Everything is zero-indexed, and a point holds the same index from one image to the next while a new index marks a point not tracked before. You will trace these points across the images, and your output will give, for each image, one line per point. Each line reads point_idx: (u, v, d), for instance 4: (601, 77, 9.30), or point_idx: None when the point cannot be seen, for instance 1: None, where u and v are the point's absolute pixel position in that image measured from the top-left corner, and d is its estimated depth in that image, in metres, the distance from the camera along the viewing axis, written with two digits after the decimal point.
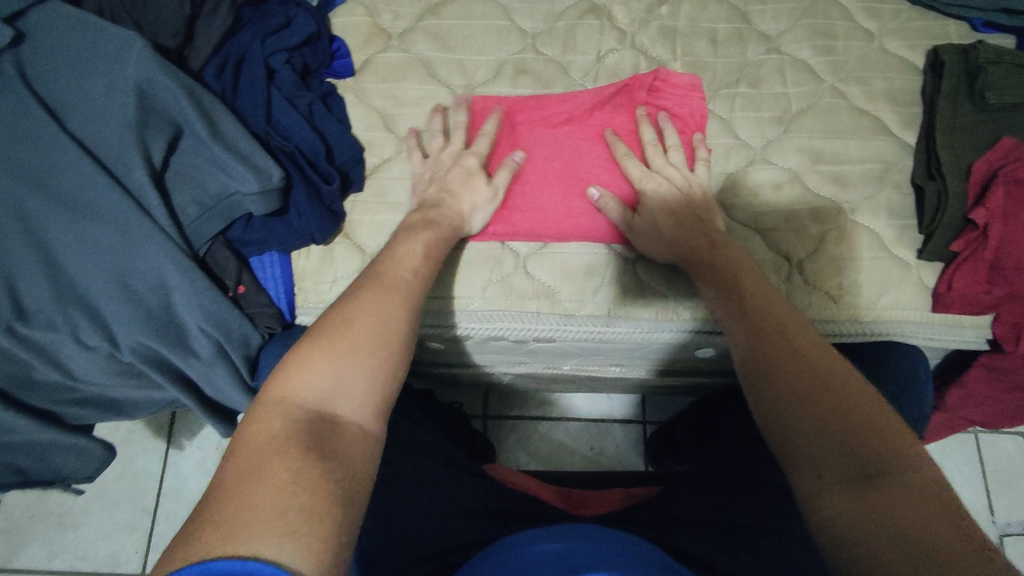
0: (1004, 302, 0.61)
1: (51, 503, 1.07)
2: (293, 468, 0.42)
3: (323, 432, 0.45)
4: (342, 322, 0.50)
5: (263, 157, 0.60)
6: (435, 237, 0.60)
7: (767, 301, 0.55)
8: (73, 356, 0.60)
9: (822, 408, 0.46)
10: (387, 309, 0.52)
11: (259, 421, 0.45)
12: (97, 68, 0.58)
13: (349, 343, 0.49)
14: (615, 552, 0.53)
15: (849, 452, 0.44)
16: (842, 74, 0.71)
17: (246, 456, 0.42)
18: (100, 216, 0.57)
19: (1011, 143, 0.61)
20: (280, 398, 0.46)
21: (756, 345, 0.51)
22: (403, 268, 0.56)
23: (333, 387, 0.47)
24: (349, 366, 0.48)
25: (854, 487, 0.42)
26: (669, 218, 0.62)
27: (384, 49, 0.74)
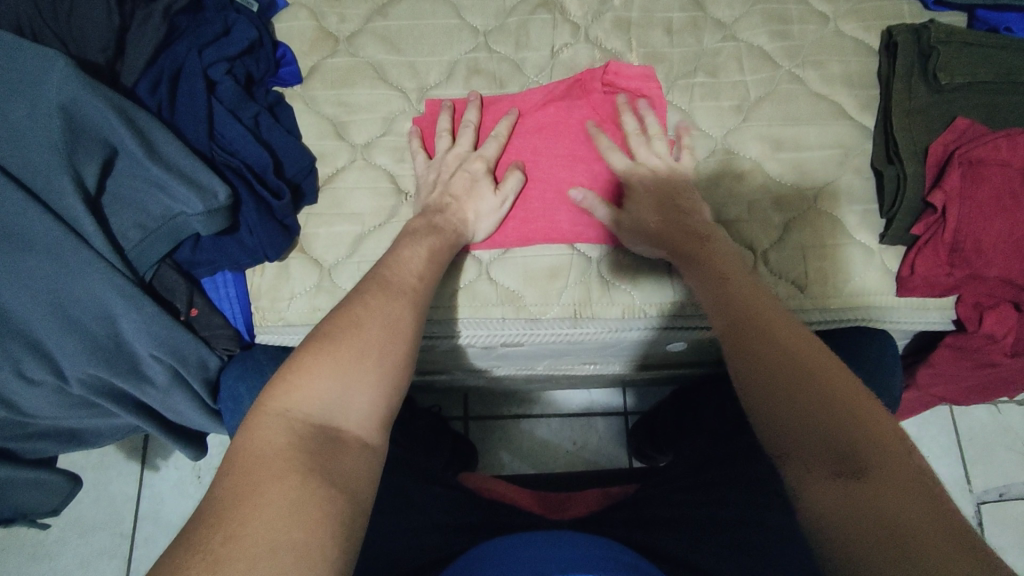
0: (965, 281, 0.61)
1: (24, 534, 1.04)
2: (291, 494, 0.40)
3: (328, 449, 0.43)
4: (348, 332, 0.48)
5: (207, 175, 0.58)
6: (438, 243, 0.59)
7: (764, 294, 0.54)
8: (20, 392, 0.58)
9: (808, 399, 0.45)
10: (391, 317, 0.51)
11: (260, 434, 0.43)
12: (18, 91, 0.54)
13: (354, 354, 0.47)
14: (592, 558, 0.53)
15: (837, 444, 0.43)
16: (799, 59, 0.70)
17: (244, 473, 0.41)
18: (34, 247, 0.54)
19: (966, 123, 0.61)
20: (282, 410, 0.44)
21: (744, 334, 0.51)
22: (409, 273, 0.55)
23: (336, 401, 0.46)
24: (355, 379, 0.47)
25: (840, 479, 0.42)
26: (654, 211, 0.61)
27: (331, 54, 0.71)
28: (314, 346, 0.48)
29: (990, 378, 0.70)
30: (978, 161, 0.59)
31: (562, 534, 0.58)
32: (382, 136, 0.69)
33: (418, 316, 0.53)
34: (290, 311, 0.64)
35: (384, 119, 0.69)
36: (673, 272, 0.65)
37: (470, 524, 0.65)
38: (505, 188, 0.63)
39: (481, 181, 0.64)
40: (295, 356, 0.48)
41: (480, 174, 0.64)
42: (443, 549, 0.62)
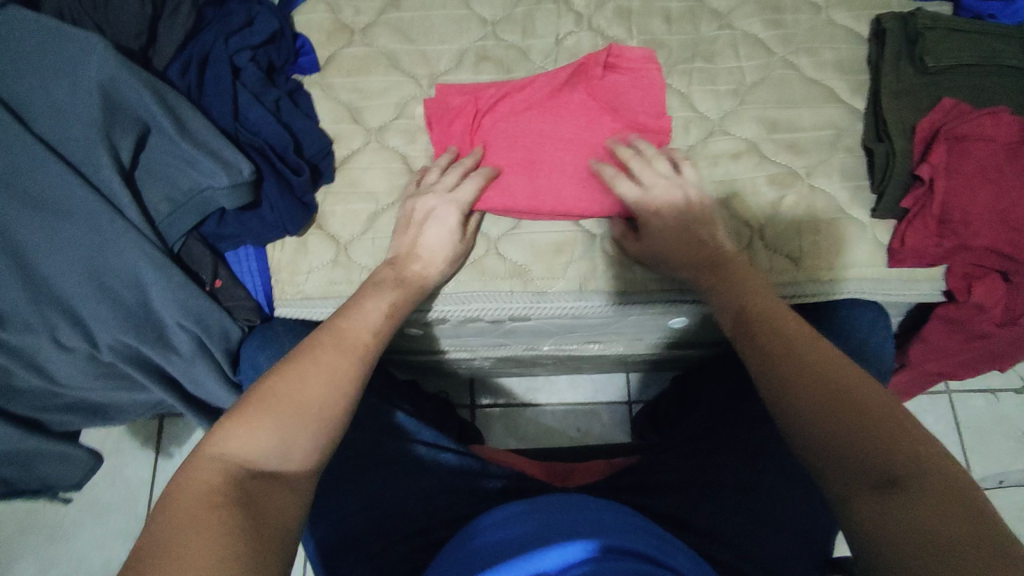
0: (954, 253, 0.63)
1: (42, 518, 1.07)
2: (227, 524, 0.42)
3: (263, 491, 0.46)
4: (291, 384, 0.51)
5: (233, 152, 0.61)
6: (400, 296, 0.61)
7: (777, 313, 0.56)
8: (53, 358, 0.61)
9: (842, 418, 0.48)
10: (335, 372, 0.53)
11: (192, 475, 0.45)
12: (61, 71, 0.58)
13: (294, 411, 0.50)
14: (606, 520, 0.55)
15: (872, 457, 0.46)
16: (792, 46, 0.74)
17: (182, 506, 0.42)
18: (72, 216, 0.58)
19: (951, 103, 0.64)
20: (218, 455, 0.47)
21: (769, 360, 0.53)
22: (364, 328, 0.57)
23: (275, 452, 0.48)
24: (291, 429, 0.49)
25: (878, 496, 0.44)
26: (674, 237, 0.63)
27: (347, 44, 0.75)
28: (255, 396, 0.50)
29: (982, 350, 0.73)
30: (963, 137, 0.62)
31: (572, 499, 0.60)
32: (395, 119, 0.72)
33: (364, 364, 0.55)
34: (307, 285, 0.67)
35: (397, 103, 0.73)
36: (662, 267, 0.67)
37: (479, 487, 0.67)
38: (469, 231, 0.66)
39: (452, 232, 0.64)
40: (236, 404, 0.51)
41: (449, 222, 0.63)
42: (453, 512, 0.65)
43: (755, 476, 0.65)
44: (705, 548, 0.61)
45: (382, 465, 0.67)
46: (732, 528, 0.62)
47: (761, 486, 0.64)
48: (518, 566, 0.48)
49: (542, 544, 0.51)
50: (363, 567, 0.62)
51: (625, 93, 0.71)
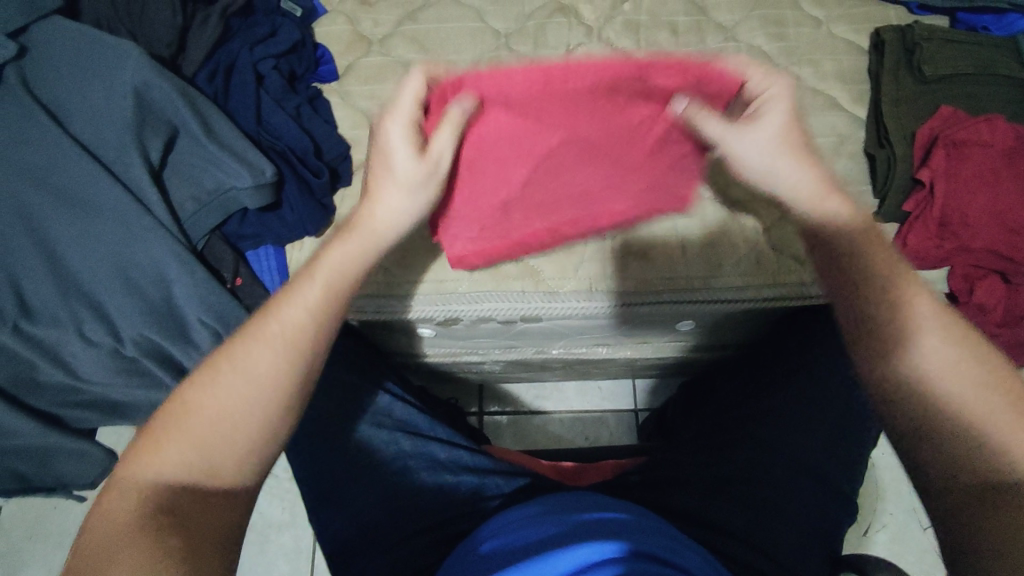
0: (955, 254, 0.65)
1: (52, 522, 1.08)
2: (147, 547, 0.41)
3: (187, 508, 0.43)
4: (221, 382, 0.47)
5: (256, 154, 0.64)
6: (359, 249, 0.54)
7: (890, 276, 0.53)
8: (78, 352, 0.62)
9: (942, 411, 0.48)
10: (260, 367, 0.48)
11: (120, 495, 0.43)
12: (96, 76, 0.61)
13: (212, 419, 0.46)
14: (627, 522, 0.56)
15: (961, 464, 0.46)
16: (796, 57, 0.76)
17: (99, 539, 0.42)
18: (103, 213, 0.60)
19: (949, 111, 0.67)
20: (133, 477, 0.44)
21: (876, 323, 0.52)
22: (297, 311, 0.50)
23: (196, 469, 0.45)
24: (221, 433, 0.46)
25: (976, 491, 0.45)
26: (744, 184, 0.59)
27: (366, 54, 0.78)
28: (184, 401, 0.47)
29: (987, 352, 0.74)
30: (961, 142, 0.64)
31: (588, 499, 0.62)
32: None
33: (306, 347, 0.49)
34: None
35: None
36: (672, 270, 0.69)
37: (492, 485, 0.68)
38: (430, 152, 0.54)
39: (403, 152, 0.54)
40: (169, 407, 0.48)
41: (398, 139, 0.54)
42: (469, 506, 0.65)
43: (766, 473, 0.65)
44: (718, 542, 0.60)
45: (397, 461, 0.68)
46: (744, 523, 0.62)
47: (770, 482, 0.65)
48: (536, 566, 0.49)
49: (556, 545, 0.51)
50: (379, 560, 0.62)
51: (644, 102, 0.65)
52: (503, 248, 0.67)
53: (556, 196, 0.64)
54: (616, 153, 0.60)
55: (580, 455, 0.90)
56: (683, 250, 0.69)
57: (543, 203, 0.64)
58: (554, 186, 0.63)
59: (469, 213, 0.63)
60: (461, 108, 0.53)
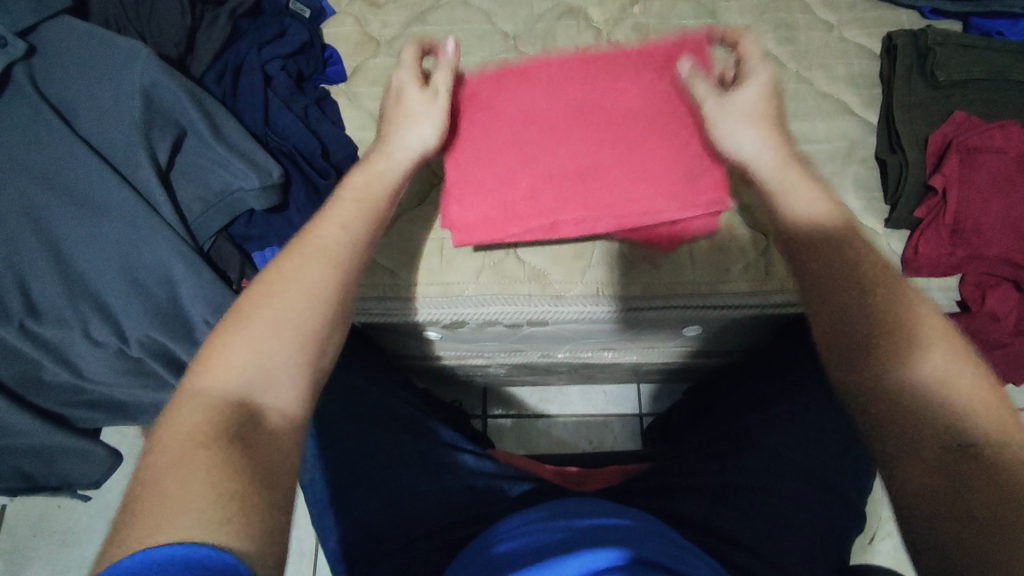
0: (967, 262, 0.64)
1: (55, 521, 1.08)
2: (205, 463, 0.38)
3: (244, 423, 0.42)
4: (266, 306, 0.47)
5: (264, 155, 0.64)
6: (381, 190, 0.58)
7: (859, 230, 0.52)
8: (84, 352, 0.63)
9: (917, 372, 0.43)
10: (304, 284, 0.48)
11: (176, 419, 0.41)
12: (105, 75, 0.61)
13: (262, 333, 0.45)
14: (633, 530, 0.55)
15: (934, 421, 0.42)
16: (806, 62, 0.76)
17: (163, 452, 0.39)
18: (109, 213, 0.60)
19: (963, 116, 0.66)
20: (194, 392, 0.43)
21: (830, 296, 0.48)
22: (335, 230, 0.52)
23: (254, 381, 0.44)
24: (272, 353, 0.45)
25: (950, 458, 0.40)
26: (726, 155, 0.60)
27: (374, 55, 0.78)
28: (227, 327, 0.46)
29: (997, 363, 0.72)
30: (974, 148, 0.64)
31: (593, 504, 0.61)
32: None
33: (343, 273, 0.51)
34: None
35: None
36: (679, 275, 0.68)
37: (498, 488, 0.68)
38: (433, 87, 0.64)
39: (406, 89, 0.64)
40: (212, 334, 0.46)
41: (404, 80, 0.64)
42: (474, 509, 0.65)
43: (771, 481, 0.65)
44: (725, 552, 0.60)
45: (401, 463, 0.67)
46: (749, 531, 0.62)
47: (777, 491, 0.64)
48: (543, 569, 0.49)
49: (564, 550, 0.51)
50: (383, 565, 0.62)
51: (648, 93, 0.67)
52: (510, 221, 0.65)
53: (565, 168, 0.66)
54: (614, 130, 0.66)
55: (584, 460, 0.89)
56: (690, 256, 0.69)
57: (553, 173, 0.66)
58: (555, 154, 0.66)
59: (477, 175, 0.66)
60: (445, 55, 0.65)
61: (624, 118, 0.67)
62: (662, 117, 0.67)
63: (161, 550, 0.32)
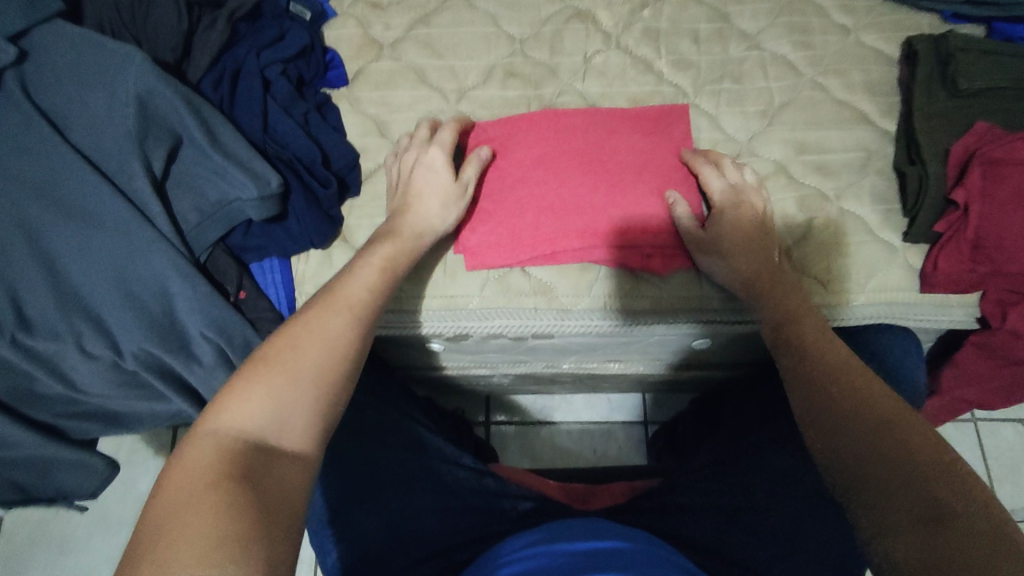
0: (989, 278, 0.62)
1: (54, 526, 1.07)
2: (225, 499, 0.40)
3: (261, 464, 0.43)
4: (285, 352, 0.49)
5: (262, 164, 0.62)
6: (395, 248, 0.61)
7: (805, 320, 0.59)
8: (78, 365, 0.61)
9: (878, 439, 0.47)
10: (330, 329, 0.52)
11: (188, 458, 0.43)
12: (98, 82, 0.59)
13: (287, 375, 0.48)
14: (638, 555, 0.54)
15: (909, 490, 0.44)
16: (822, 68, 0.73)
17: (176, 487, 0.40)
18: (102, 225, 0.58)
19: (986, 126, 0.64)
20: (210, 429, 0.44)
21: (806, 385, 0.54)
22: (359, 285, 0.56)
23: (273, 424, 0.46)
24: (289, 399, 0.47)
25: (915, 525, 0.42)
26: (738, 238, 0.63)
27: (376, 59, 0.76)
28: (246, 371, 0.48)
29: (1015, 379, 0.71)
30: (998, 160, 0.61)
31: (598, 525, 0.60)
32: None
33: (361, 329, 0.54)
34: None
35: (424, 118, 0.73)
36: (690, 292, 0.66)
37: (501, 507, 0.66)
38: (466, 175, 0.65)
39: (440, 174, 0.64)
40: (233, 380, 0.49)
41: (437, 165, 0.64)
42: (474, 532, 0.64)
43: (784, 503, 0.63)
44: None
45: (400, 482, 0.66)
46: (761, 556, 0.60)
47: (790, 513, 0.62)
48: None
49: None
50: None
51: (666, 152, 0.69)
52: (519, 249, 0.66)
53: (569, 203, 0.66)
54: (613, 174, 0.67)
55: (584, 475, 0.88)
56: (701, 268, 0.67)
57: (555, 206, 0.66)
58: (559, 190, 0.66)
59: (489, 206, 0.67)
60: (479, 154, 0.66)
61: (624, 165, 0.67)
62: (662, 168, 0.68)
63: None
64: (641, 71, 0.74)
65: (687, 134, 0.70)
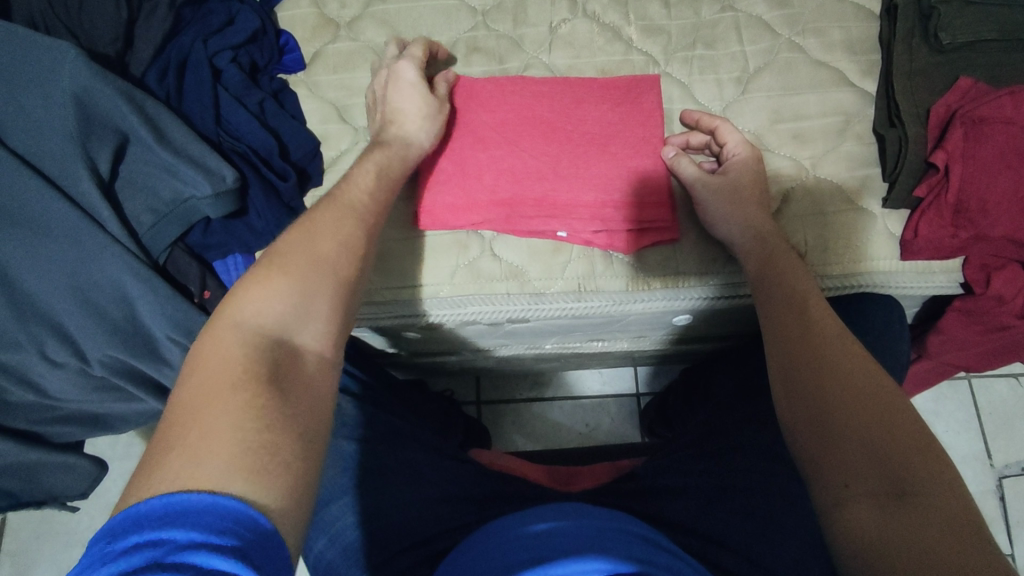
0: (972, 243, 0.60)
1: (57, 524, 1.07)
2: (254, 400, 0.39)
3: (285, 360, 0.42)
4: (303, 250, 0.48)
5: (215, 159, 0.60)
6: (384, 158, 0.60)
7: (779, 266, 0.57)
8: (45, 374, 0.60)
9: (858, 411, 0.46)
10: (342, 233, 0.51)
11: (210, 347, 0.41)
12: (34, 82, 0.57)
13: (306, 272, 0.47)
14: (616, 532, 0.54)
15: (882, 465, 0.43)
16: (798, 27, 0.70)
17: (203, 382, 0.39)
18: (52, 232, 0.57)
19: (969, 83, 0.61)
20: (235, 321, 0.43)
21: (784, 342, 0.52)
22: (359, 191, 0.56)
23: (295, 318, 0.45)
24: (313, 296, 0.46)
25: (879, 503, 0.42)
26: (726, 199, 0.61)
27: (333, 40, 0.72)
28: (264, 265, 0.47)
29: (1002, 342, 0.69)
30: (981, 120, 0.59)
31: (577, 506, 0.59)
32: None
33: (369, 238, 0.53)
34: None
35: None
36: (668, 270, 0.65)
37: (480, 494, 0.66)
38: (437, 95, 0.65)
39: (415, 86, 0.63)
40: (249, 272, 0.47)
41: (410, 79, 0.63)
42: (455, 521, 0.63)
43: (765, 479, 0.62)
44: (713, 557, 0.59)
45: (380, 475, 0.66)
46: (739, 535, 0.60)
47: (774, 490, 0.62)
48: None
49: (543, 562, 0.49)
50: None
51: (639, 124, 0.66)
52: (474, 210, 0.65)
53: (528, 169, 0.65)
54: (575, 145, 0.66)
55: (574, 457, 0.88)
56: (673, 247, 0.65)
57: (516, 171, 0.65)
58: (519, 156, 0.65)
59: (447, 166, 0.66)
60: (447, 79, 0.67)
61: (589, 136, 0.66)
62: (630, 140, 0.66)
63: (177, 495, 0.33)
64: (609, 39, 0.71)
65: (657, 101, 0.67)
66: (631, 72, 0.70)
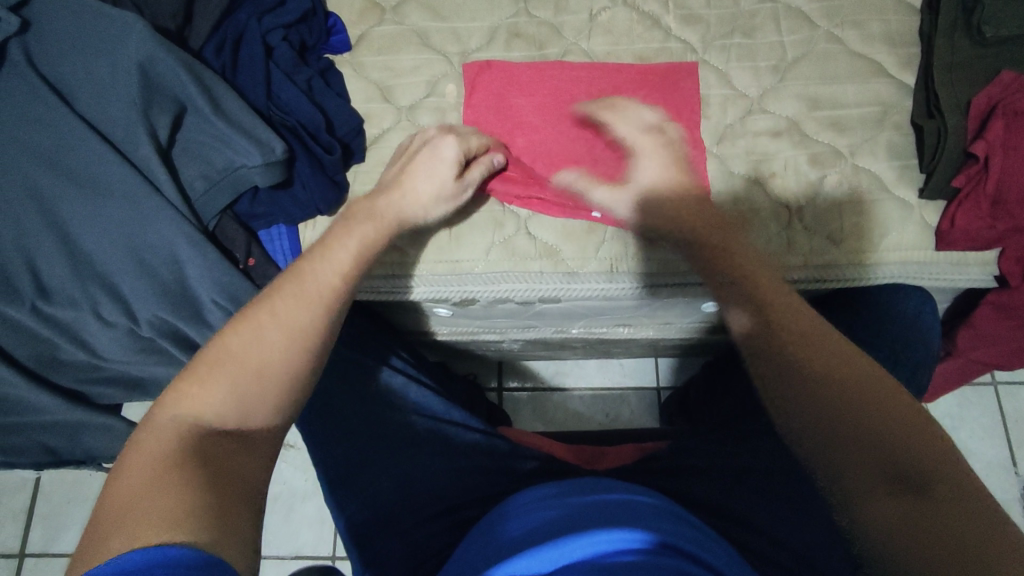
0: (1009, 235, 0.60)
1: (88, 489, 1.11)
2: (188, 488, 0.39)
3: (223, 451, 0.43)
4: (251, 343, 0.47)
5: (265, 130, 0.62)
6: (374, 229, 0.57)
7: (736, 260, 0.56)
8: (96, 332, 0.63)
9: (861, 410, 0.46)
10: (298, 318, 0.49)
11: (143, 449, 0.42)
12: (101, 50, 0.60)
13: (250, 368, 0.46)
14: (651, 508, 0.55)
15: (893, 461, 0.44)
16: (838, 19, 0.70)
17: (140, 471, 0.40)
18: (112, 194, 0.60)
19: (1012, 76, 0.60)
20: (173, 417, 0.44)
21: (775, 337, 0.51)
22: (331, 272, 0.52)
23: (234, 415, 0.45)
24: (256, 389, 0.46)
25: (897, 497, 0.43)
26: (663, 190, 0.59)
27: (379, 22, 0.74)
28: (206, 360, 0.47)
29: None
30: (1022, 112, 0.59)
31: (601, 482, 0.60)
32: (426, 97, 0.71)
33: (332, 328, 0.51)
34: None
35: (428, 82, 0.72)
36: None
37: (506, 467, 0.67)
38: (468, 179, 0.61)
39: (446, 166, 0.59)
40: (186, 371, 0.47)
41: (440, 154, 0.60)
42: (483, 490, 0.65)
43: (786, 461, 0.64)
44: (740, 536, 0.60)
45: (411, 444, 0.68)
46: (764, 515, 0.61)
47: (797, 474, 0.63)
48: (546, 552, 0.47)
49: (568, 532, 0.49)
50: (394, 544, 0.63)
51: (676, 109, 0.68)
52: (508, 185, 0.66)
53: (564, 151, 0.68)
54: None
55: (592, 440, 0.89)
56: None
57: (552, 153, 0.68)
58: (556, 138, 0.68)
59: None
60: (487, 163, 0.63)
61: None
62: None
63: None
64: (647, 27, 0.72)
65: (695, 87, 0.69)
66: (669, 60, 0.71)
